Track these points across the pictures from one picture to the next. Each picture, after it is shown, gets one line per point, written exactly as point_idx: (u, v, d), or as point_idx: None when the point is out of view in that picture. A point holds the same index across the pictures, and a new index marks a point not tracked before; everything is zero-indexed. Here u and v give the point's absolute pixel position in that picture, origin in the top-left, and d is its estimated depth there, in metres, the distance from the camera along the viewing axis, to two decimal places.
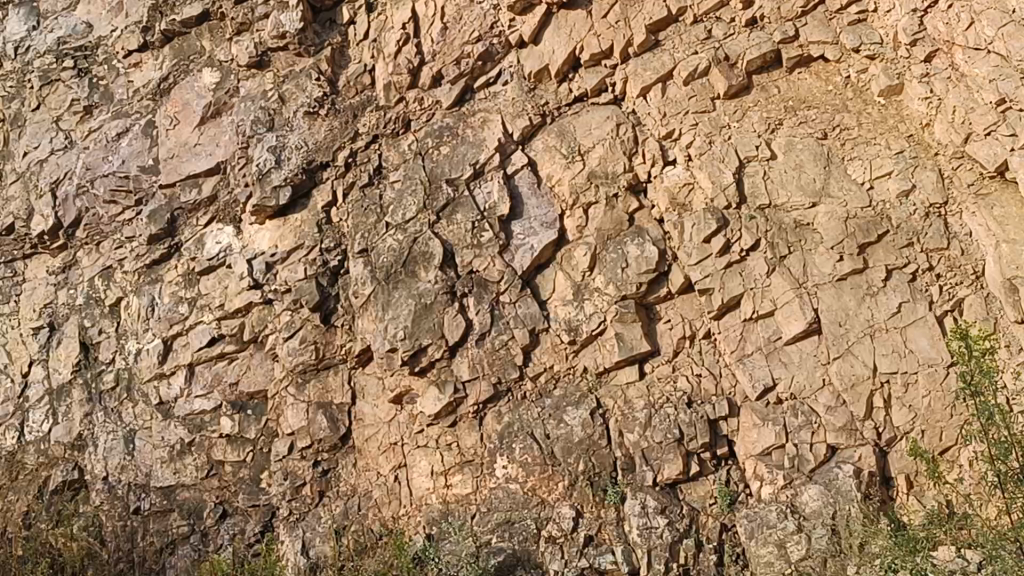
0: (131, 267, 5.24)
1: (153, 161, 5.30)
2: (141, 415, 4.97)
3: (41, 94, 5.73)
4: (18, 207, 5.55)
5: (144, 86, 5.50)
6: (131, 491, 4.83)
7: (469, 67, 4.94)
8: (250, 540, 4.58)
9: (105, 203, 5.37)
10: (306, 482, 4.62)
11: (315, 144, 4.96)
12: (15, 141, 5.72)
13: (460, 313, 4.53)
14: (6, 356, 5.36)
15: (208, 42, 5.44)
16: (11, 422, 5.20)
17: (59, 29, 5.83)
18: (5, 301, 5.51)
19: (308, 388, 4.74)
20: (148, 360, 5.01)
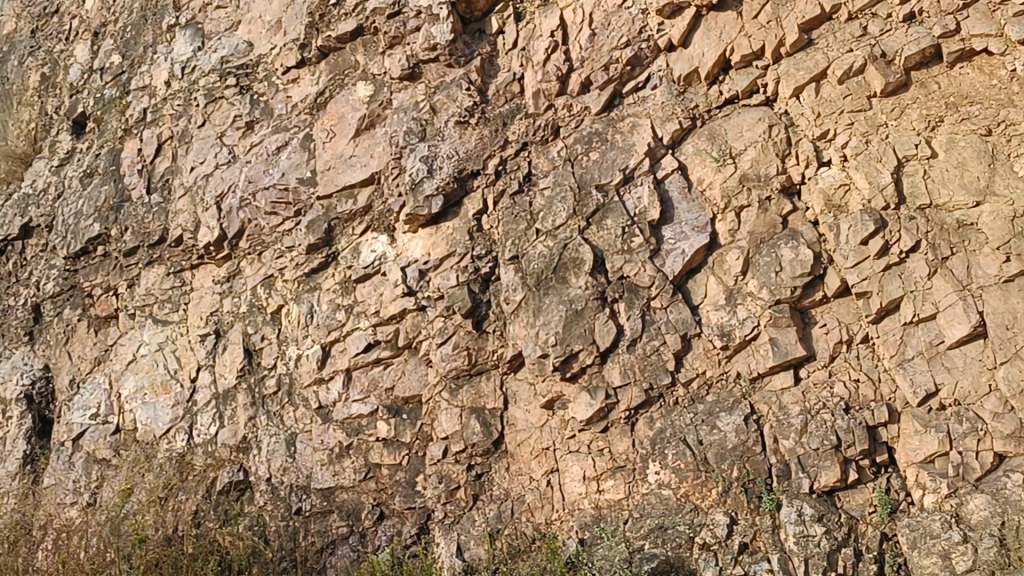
0: (291, 275, 5.40)
1: (311, 173, 5.44)
2: (302, 418, 5.14)
3: (206, 111, 6.01)
4: (185, 219, 5.81)
5: (302, 101, 5.68)
6: (293, 492, 5.01)
7: (618, 72, 4.95)
8: (407, 542, 4.72)
9: (266, 214, 5.54)
10: (460, 486, 4.70)
11: (465, 152, 5.04)
12: (183, 156, 6.00)
13: (611, 319, 4.54)
14: (177, 361, 5.63)
15: (363, 56, 5.57)
16: (181, 424, 5.45)
17: (222, 49, 6.12)
18: (175, 309, 5.79)
19: (461, 393, 4.81)
20: (308, 365, 5.16)
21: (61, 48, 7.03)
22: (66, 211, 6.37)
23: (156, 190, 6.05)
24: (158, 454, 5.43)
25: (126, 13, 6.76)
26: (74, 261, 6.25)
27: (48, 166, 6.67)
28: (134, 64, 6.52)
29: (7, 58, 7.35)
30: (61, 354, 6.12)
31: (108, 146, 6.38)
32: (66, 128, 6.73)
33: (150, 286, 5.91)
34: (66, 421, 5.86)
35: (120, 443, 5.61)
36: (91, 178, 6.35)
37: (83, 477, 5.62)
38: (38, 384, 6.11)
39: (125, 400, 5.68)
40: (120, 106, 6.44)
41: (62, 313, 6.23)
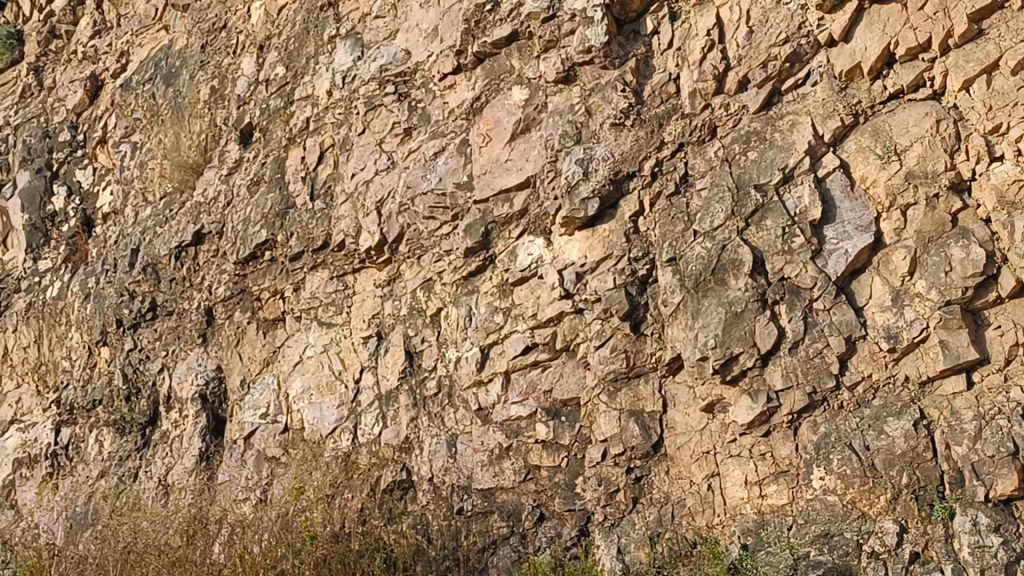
0: (450, 278, 5.51)
1: (468, 178, 5.53)
2: (462, 420, 5.22)
3: (366, 119, 6.15)
4: (348, 225, 5.97)
5: (459, 107, 5.77)
6: (454, 492, 5.11)
7: (777, 69, 4.84)
8: (567, 544, 4.75)
9: (425, 218, 5.65)
10: (620, 488, 4.71)
11: (621, 155, 5.04)
12: (344, 163, 6.16)
13: (772, 321, 4.47)
14: (341, 362, 5.79)
15: (518, 61, 5.63)
16: (346, 424, 5.60)
17: (381, 58, 6.26)
18: (338, 312, 5.95)
19: (619, 396, 4.80)
20: (467, 367, 5.25)
21: (228, 62, 7.30)
22: (235, 218, 6.63)
23: (319, 197, 6.22)
24: (324, 453, 5.59)
25: (290, 26, 6.99)
26: (243, 266, 6.50)
27: (218, 175, 6.97)
28: (297, 74, 6.73)
29: (177, 72, 7.59)
30: (232, 354, 6.40)
31: (274, 155, 6.61)
32: (234, 139, 7.00)
33: (315, 289, 6.10)
34: (238, 420, 6.14)
35: (288, 442, 5.82)
36: (258, 186, 6.61)
37: (254, 475, 5.85)
38: (212, 384, 6.40)
39: (292, 400, 5.89)
40: (284, 116, 6.66)
41: (232, 316, 6.50)
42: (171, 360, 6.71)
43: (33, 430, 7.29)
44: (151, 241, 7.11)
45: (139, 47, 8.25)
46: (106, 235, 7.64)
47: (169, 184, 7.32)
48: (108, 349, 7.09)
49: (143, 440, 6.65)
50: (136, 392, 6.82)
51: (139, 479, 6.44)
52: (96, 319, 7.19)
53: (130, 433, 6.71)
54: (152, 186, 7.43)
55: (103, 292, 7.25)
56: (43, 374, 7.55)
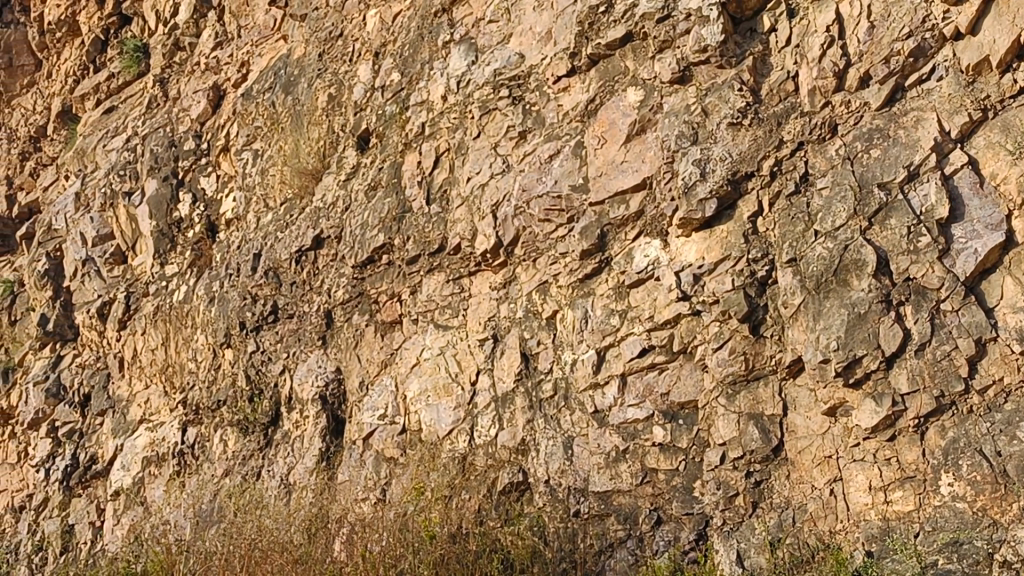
0: (565, 281, 5.50)
1: (583, 180, 5.51)
2: (578, 422, 5.22)
3: (481, 123, 6.19)
4: (464, 228, 6.03)
5: (573, 109, 5.76)
6: (571, 494, 5.11)
7: (900, 65, 4.71)
8: (686, 548, 4.71)
9: (540, 221, 5.64)
10: (740, 492, 4.65)
11: (739, 154, 4.98)
12: (460, 167, 6.22)
13: (897, 322, 4.36)
14: (457, 365, 5.84)
15: (633, 62, 5.60)
16: (463, 426, 5.65)
17: (495, 62, 6.30)
18: (455, 315, 6.01)
19: (738, 400, 4.74)
20: (584, 370, 5.24)
21: (345, 69, 7.40)
22: (352, 223, 6.76)
23: (434, 201, 6.30)
24: (442, 454, 5.66)
25: (405, 32, 7.10)
26: (361, 269, 6.61)
27: (336, 180, 7.10)
28: (412, 80, 6.82)
29: (295, 80, 7.74)
30: (351, 357, 6.50)
31: (390, 160, 6.71)
32: (351, 145, 7.12)
33: (431, 292, 6.17)
34: (357, 421, 6.24)
35: (406, 443, 5.89)
36: (375, 191, 6.71)
37: (373, 475, 5.94)
38: (332, 385, 6.53)
39: (410, 402, 5.96)
40: (400, 121, 6.76)
41: (351, 318, 6.61)
42: (292, 362, 6.85)
43: (162, 429, 7.62)
44: (272, 245, 7.29)
45: (259, 56, 8.44)
46: (229, 240, 7.84)
47: (288, 190, 7.48)
48: (232, 351, 7.29)
49: (265, 440, 6.81)
50: (259, 392, 7.01)
51: (262, 478, 6.60)
52: (220, 322, 7.41)
53: (253, 433, 6.90)
54: (272, 192, 7.60)
55: (227, 296, 7.45)
56: (170, 375, 7.82)
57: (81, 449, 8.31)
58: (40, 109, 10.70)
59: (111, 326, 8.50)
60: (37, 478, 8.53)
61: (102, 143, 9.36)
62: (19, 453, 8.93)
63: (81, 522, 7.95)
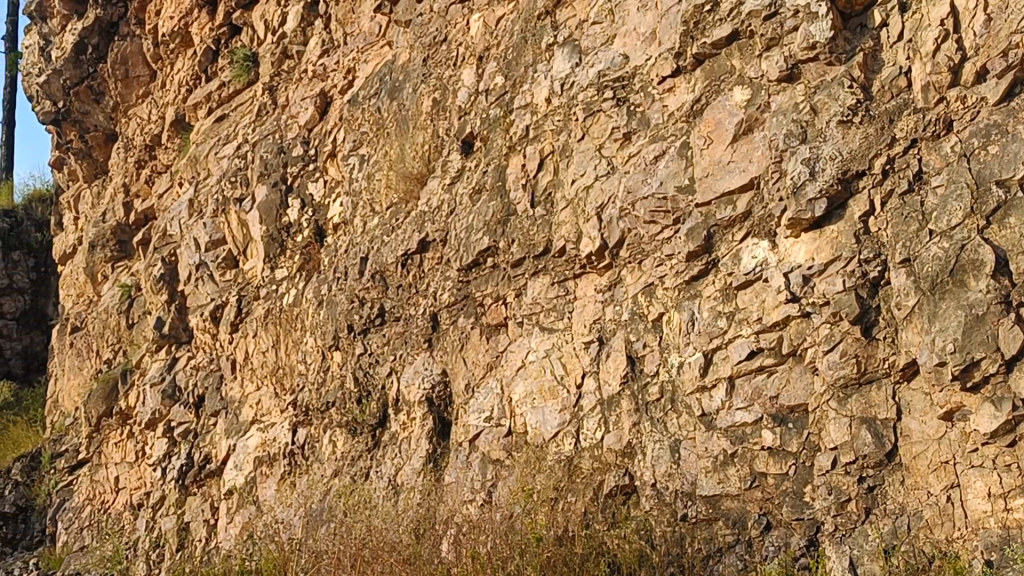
0: (671, 283, 5.45)
1: (689, 181, 5.48)
2: (685, 425, 5.18)
3: (586, 125, 6.18)
4: (569, 231, 6.04)
5: (679, 109, 5.72)
6: (678, 498, 5.08)
7: (1019, 58, 4.52)
8: (797, 554, 4.64)
9: (646, 222, 5.63)
10: (852, 498, 4.55)
11: (850, 153, 4.88)
12: (565, 169, 6.22)
13: (1017, 324, 4.21)
14: (563, 367, 5.84)
15: (739, 61, 5.53)
16: (569, 429, 5.65)
17: (600, 63, 6.29)
18: (560, 317, 5.99)
19: (850, 403, 4.64)
20: (690, 373, 5.20)
21: (449, 73, 7.46)
22: (457, 226, 6.82)
23: (540, 204, 6.32)
24: (548, 457, 5.66)
25: (509, 36, 7.13)
26: (466, 273, 6.68)
27: (441, 184, 7.16)
28: (516, 83, 6.85)
29: (400, 86, 7.84)
30: (457, 359, 6.54)
31: (494, 163, 6.75)
32: (456, 149, 7.18)
33: (537, 295, 6.18)
34: (463, 423, 6.28)
35: (512, 445, 5.92)
36: (480, 195, 6.76)
37: (479, 476, 5.97)
38: (438, 387, 6.59)
39: (515, 404, 5.99)
40: (504, 124, 6.79)
41: (457, 321, 6.65)
42: (399, 364, 6.93)
43: (273, 430, 7.78)
44: (379, 249, 7.39)
45: (365, 63, 8.54)
46: (336, 244, 7.97)
47: (394, 195, 7.57)
48: (340, 353, 7.41)
49: (373, 441, 6.91)
50: (367, 394, 7.11)
51: (370, 478, 6.70)
52: (329, 325, 7.53)
53: (361, 434, 7.01)
54: (379, 197, 7.70)
55: (335, 299, 7.58)
56: (281, 377, 7.97)
57: (195, 449, 8.54)
58: (154, 119, 11.01)
59: (224, 329, 8.74)
60: (155, 476, 8.83)
61: (214, 151, 9.60)
62: (137, 453, 9.24)
63: (196, 519, 8.19)
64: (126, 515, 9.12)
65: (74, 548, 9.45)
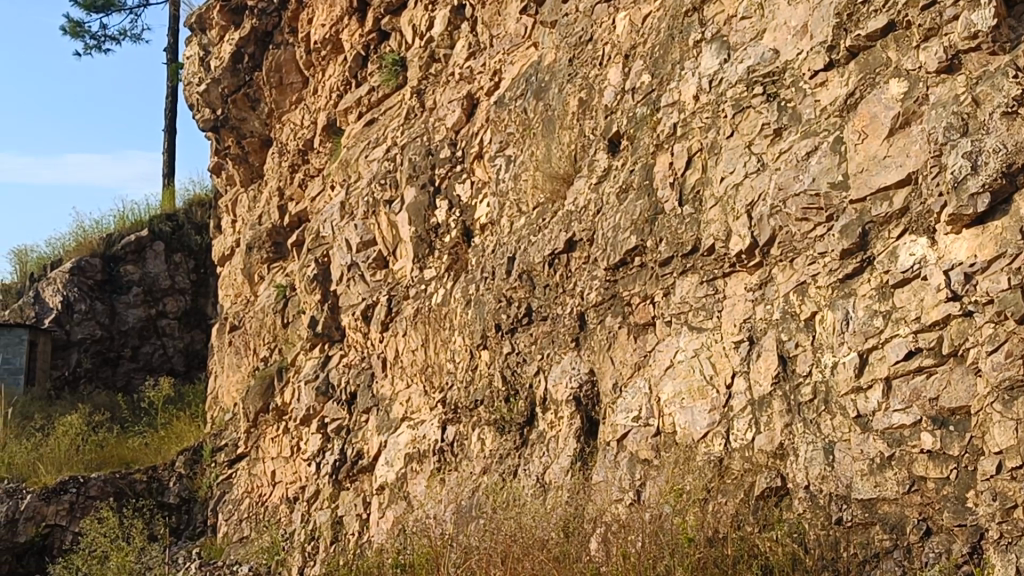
0: (824, 282, 5.33)
1: (843, 177, 5.35)
2: (840, 426, 5.06)
3: (734, 122, 6.11)
4: (718, 229, 5.98)
5: (832, 104, 5.58)
6: (833, 501, 4.97)
7: None
8: (960, 560, 4.47)
9: (798, 220, 5.53)
10: (1018, 505, 4.33)
11: (1015, 145, 4.64)
12: (713, 167, 6.15)
13: None
14: (712, 367, 5.78)
15: (895, 52, 5.35)
16: (718, 429, 5.58)
17: (749, 58, 6.19)
18: (709, 317, 5.93)
19: (1015, 405, 4.40)
20: (845, 373, 5.08)
21: (595, 73, 7.45)
22: (605, 225, 6.83)
23: (688, 203, 6.27)
24: (697, 457, 5.61)
25: (655, 33, 7.08)
26: (613, 272, 6.68)
27: (588, 183, 7.16)
28: (663, 81, 6.80)
29: (546, 86, 7.88)
30: (605, 359, 6.54)
31: (641, 162, 6.72)
32: (602, 148, 7.17)
33: (685, 294, 6.13)
34: (611, 422, 6.28)
35: (661, 445, 5.88)
36: (627, 194, 6.74)
37: (628, 476, 5.95)
38: (586, 386, 6.61)
39: (664, 404, 5.96)
40: (651, 122, 6.75)
41: (604, 320, 6.65)
42: (547, 363, 6.97)
43: (423, 427, 7.92)
44: (526, 249, 7.45)
45: (511, 64, 8.59)
46: (484, 244, 8.06)
47: (541, 195, 7.61)
48: (488, 352, 7.50)
49: (521, 439, 6.96)
50: (515, 393, 7.19)
51: (518, 476, 6.75)
52: (477, 324, 7.63)
53: (510, 432, 7.08)
54: (526, 197, 7.75)
55: (483, 299, 7.67)
56: (430, 374, 8.11)
57: (347, 445, 8.77)
58: (307, 124, 11.33)
59: (375, 328, 8.95)
60: (310, 471, 9.11)
61: (365, 155, 9.84)
62: (293, 448, 9.54)
63: (348, 513, 8.41)
64: (282, 508, 9.43)
65: (234, 539, 9.83)
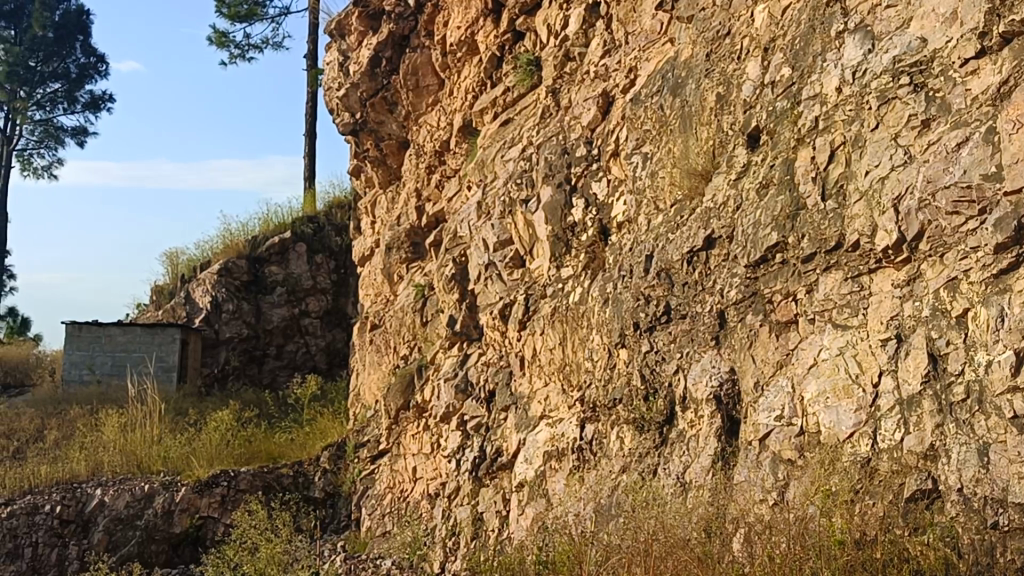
0: (977, 277, 5.13)
1: (996, 168, 5.13)
2: (995, 427, 4.84)
3: (880, 113, 5.94)
4: (863, 224, 5.83)
5: (984, 93, 5.36)
6: (988, 505, 4.75)
7: None
8: None
9: (948, 214, 5.35)
10: None
11: None
12: (857, 161, 5.99)
13: None
14: (858, 366, 5.64)
15: None
16: (865, 429, 5.44)
17: (895, 48, 6.01)
18: (854, 314, 5.79)
19: None
20: (1001, 372, 4.87)
21: (733, 67, 7.35)
22: (744, 221, 6.74)
23: (831, 197, 6.13)
24: (843, 458, 5.45)
25: (796, 25, 6.93)
26: (754, 269, 6.59)
27: (727, 179, 7.07)
28: (804, 74, 6.66)
29: (683, 83, 7.81)
30: (746, 357, 6.45)
31: (782, 157, 6.61)
32: (742, 143, 7.07)
33: (829, 291, 6.00)
34: (753, 421, 6.19)
35: (804, 445, 5.77)
36: (768, 189, 6.64)
37: (771, 475, 5.84)
38: (726, 385, 6.53)
39: (808, 403, 5.84)
40: (792, 116, 6.63)
41: (744, 318, 6.56)
42: (686, 361, 6.91)
43: (561, 425, 7.95)
44: (664, 246, 7.41)
45: (646, 61, 8.52)
46: (621, 243, 8.02)
47: (679, 192, 7.55)
48: (626, 351, 7.48)
49: (660, 438, 6.91)
50: (654, 392, 7.14)
51: (657, 476, 6.67)
52: (615, 323, 7.62)
53: (649, 431, 7.03)
54: (663, 194, 7.70)
55: (621, 297, 7.66)
56: (568, 373, 8.13)
57: (487, 442, 8.87)
58: (444, 126, 11.48)
59: (512, 326, 9.02)
60: (450, 467, 9.24)
61: (501, 154, 9.93)
62: (433, 444, 9.70)
63: (488, 510, 8.49)
64: (423, 504, 9.59)
65: (377, 533, 10.03)
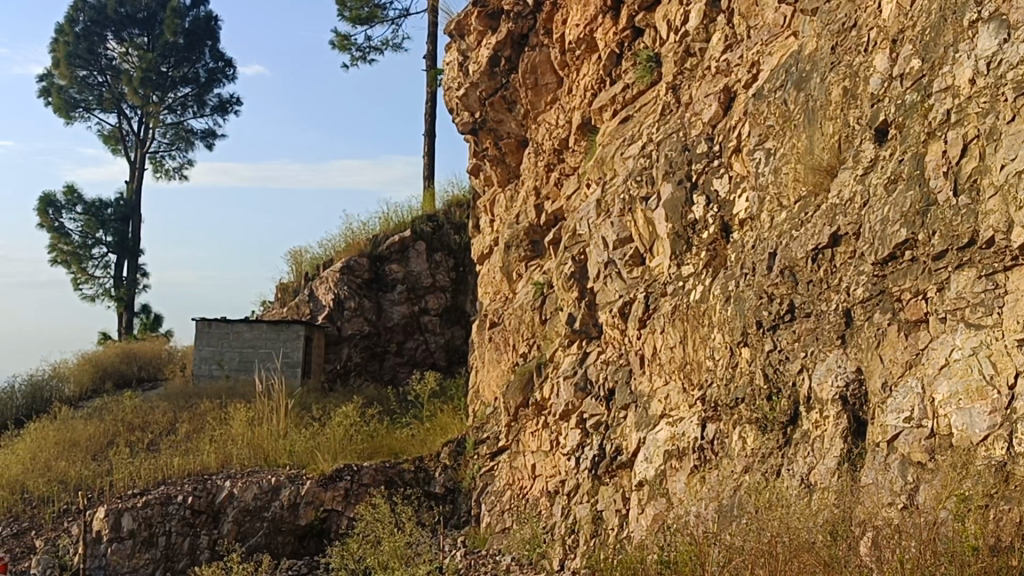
0: None
1: None
2: None
3: (1015, 105, 5.69)
4: (998, 220, 5.63)
5: None
6: None
7: None
8: None
9: None
10: None
11: None
12: (992, 155, 5.77)
13: None
14: (993, 367, 5.43)
15: None
16: (1001, 432, 5.22)
17: None
18: (989, 313, 5.59)
19: None
20: None
21: (860, 60, 7.18)
22: (872, 218, 6.59)
23: (963, 192, 5.94)
24: (976, 462, 5.24)
25: (926, 16, 6.72)
26: (883, 266, 6.43)
27: (853, 175, 6.92)
28: (935, 66, 6.47)
29: (808, 77, 7.65)
30: (874, 357, 6.30)
31: (912, 151, 6.43)
32: (869, 138, 6.91)
33: (962, 289, 5.81)
34: (881, 423, 6.05)
35: (935, 447, 5.59)
36: (897, 184, 6.47)
37: (900, 478, 5.69)
38: (853, 385, 6.39)
39: (938, 404, 5.67)
40: (921, 110, 6.44)
41: (872, 317, 6.40)
42: (811, 361, 6.78)
43: (682, 425, 7.89)
44: (788, 244, 7.28)
45: (769, 55, 8.38)
46: (743, 240, 7.90)
47: (803, 188, 7.41)
48: (748, 349, 7.38)
49: (785, 438, 6.78)
50: (778, 391, 7.01)
51: (781, 476, 6.56)
52: (737, 321, 7.52)
53: (773, 431, 6.92)
54: (786, 191, 7.57)
55: (743, 295, 7.55)
56: (688, 372, 8.06)
57: (607, 441, 8.85)
58: (564, 124, 11.47)
59: (632, 325, 8.97)
60: (570, 465, 9.26)
61: (621, 152, 9.88)
62: (552, 442, 9.73)
63: (608, 508, 8.46)
64: (542, 501, 9.60)
65: (496, 530, 10.06)
